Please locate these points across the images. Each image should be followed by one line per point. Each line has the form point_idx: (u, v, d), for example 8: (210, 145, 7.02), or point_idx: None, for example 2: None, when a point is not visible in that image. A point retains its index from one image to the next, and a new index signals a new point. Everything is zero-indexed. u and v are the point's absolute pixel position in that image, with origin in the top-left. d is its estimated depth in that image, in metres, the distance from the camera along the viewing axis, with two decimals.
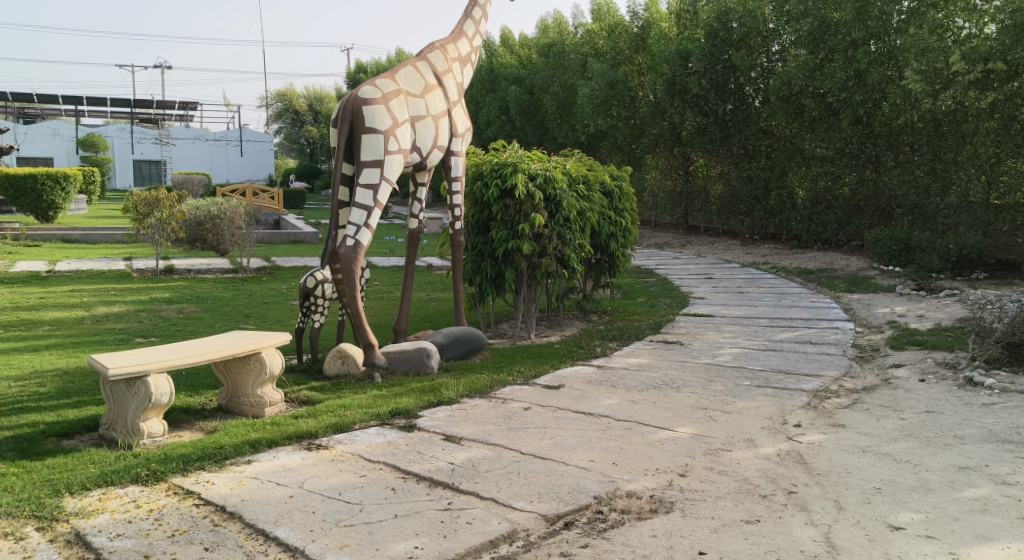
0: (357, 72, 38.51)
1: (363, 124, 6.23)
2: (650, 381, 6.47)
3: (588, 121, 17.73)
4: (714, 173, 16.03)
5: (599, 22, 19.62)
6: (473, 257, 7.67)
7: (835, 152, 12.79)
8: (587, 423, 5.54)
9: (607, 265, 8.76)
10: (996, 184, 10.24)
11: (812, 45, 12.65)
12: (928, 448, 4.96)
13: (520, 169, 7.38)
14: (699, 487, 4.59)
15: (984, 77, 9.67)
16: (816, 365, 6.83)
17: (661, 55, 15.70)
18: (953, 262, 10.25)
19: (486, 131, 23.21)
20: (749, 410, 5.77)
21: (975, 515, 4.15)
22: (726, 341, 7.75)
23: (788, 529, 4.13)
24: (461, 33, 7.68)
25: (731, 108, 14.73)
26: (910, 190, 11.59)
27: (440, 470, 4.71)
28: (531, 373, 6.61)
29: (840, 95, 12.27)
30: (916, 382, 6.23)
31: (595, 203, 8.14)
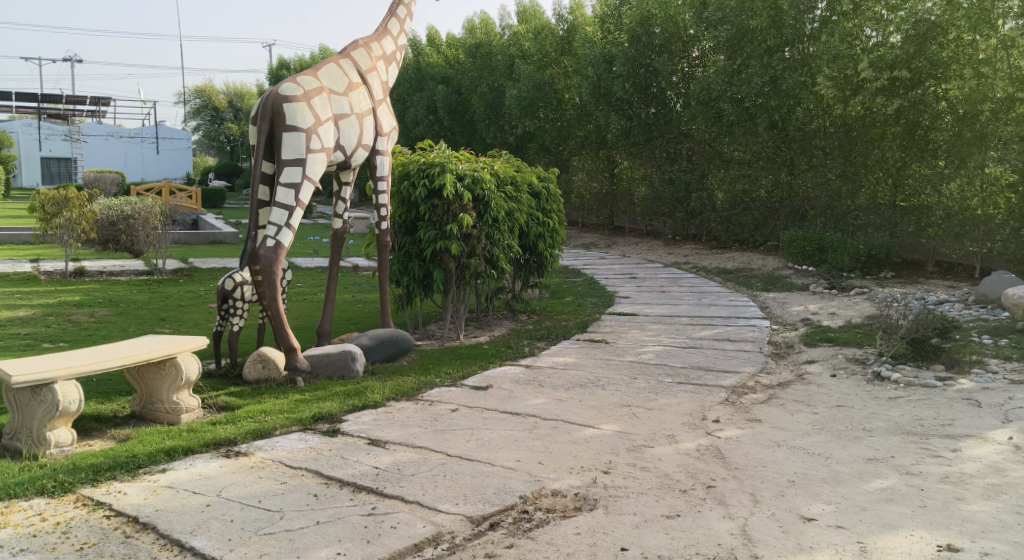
0: (278, 70, 37.82)
1: (284, 122, 6.14)
2: (576, 380, 6.54)
3: (516, 122, 17.86)
4: (637, 176, 16.18)
5: (526, 24, 19.70)
6: (400, 258, 7.59)
7: (752, 155, 13.03)
8: (514, 422, 5.57)
9: (536, 265, 8.78)
10: (903, 187, 10.75)
11: (731, 51, 13.03)
12: (839, 442, 5.14)
13: (448, 169, 7.35)
14: (622, 484, 4.66)
15: (890, 85, 10.38)
16: (734, 362, 7.01)
17: (586, 58, 15.95)
18: (863, 262, 10.53)
19: (413, 131, 23.04)
20: (671, 407, 5.89)
21: (881, 505, 4.32)
22: (650, 339, 7.88)
23: (707, 523, 4.23)
24: (385, 31, 7.63)
25: (654, 112, 15.02)
26: (823, 193, 11.97)
27: (364, 475, 4.68)
28: (458, 374, 6.62)
29: (758, 100, 12.61)
30: (828, 377, 6.46)
31: (523, 204, 8.13)
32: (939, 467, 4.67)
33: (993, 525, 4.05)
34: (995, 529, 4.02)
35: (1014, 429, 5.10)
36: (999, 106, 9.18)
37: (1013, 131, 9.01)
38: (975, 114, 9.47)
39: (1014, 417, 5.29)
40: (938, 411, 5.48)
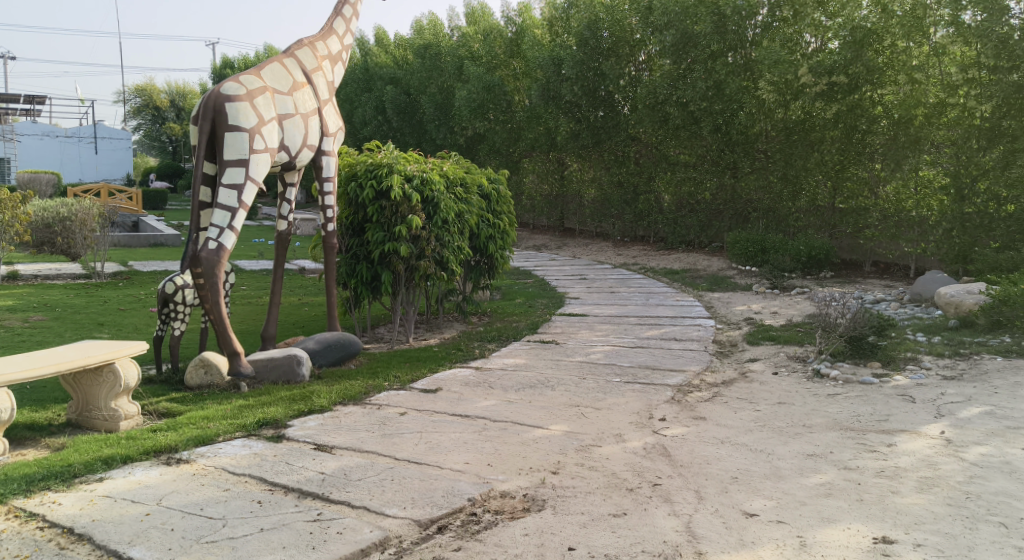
0: (222, 68, 37.27)
1: (226, 122, 6.06)
2: (526, 381, 6.57)
3: (466, 123, 17.88)
4: (587, 178, 16.31)
5: (474, 25, 19.72)
6: (347, 259, 7.50)
7: (697, 158, 13.22)
8: (463, 425, 5.58)
9: (486, 267, 8.80)
10: (841, 189, 11.05)
11: (675, 55, 13.00)
12: (781, 438, 5.24)
13: (396, 170, 7.28)
14: (570, 483, 4.70)
15: (828, 90, 10.66)
16: (680, 361, 7.10)
17: (535, 61, 16.06)
18: (804, 262, 10.79)
19: (360, 131, 22.87)
20: (619, 406, 5.95)
21: (820, 500, 4.41)
22: (598, 340, 7.95)
23: (652, 520, 4.29)
24: (330, 30, 7.58)
25: (603, 115, 15.07)
26: (766, 195, 12.12)
27: (310, 481, 4.65)
28: (407, 377, 6.59)
29: (701, 105, 12.65)
30: (770, 375, 6.58)
31: (473, 206, 8.11)
32: (875, 462, 4.79)
33: (925, 517, 4.17)
34: (928, 521, 4.14)
35: (946, 423, 5.25)
36: (931, 111, 9.74)
37: (947, 135, 9.50)
38: (908, 119, 9.99)
39: (946, 411, 5.45)
40: (875, 407, 5.63)
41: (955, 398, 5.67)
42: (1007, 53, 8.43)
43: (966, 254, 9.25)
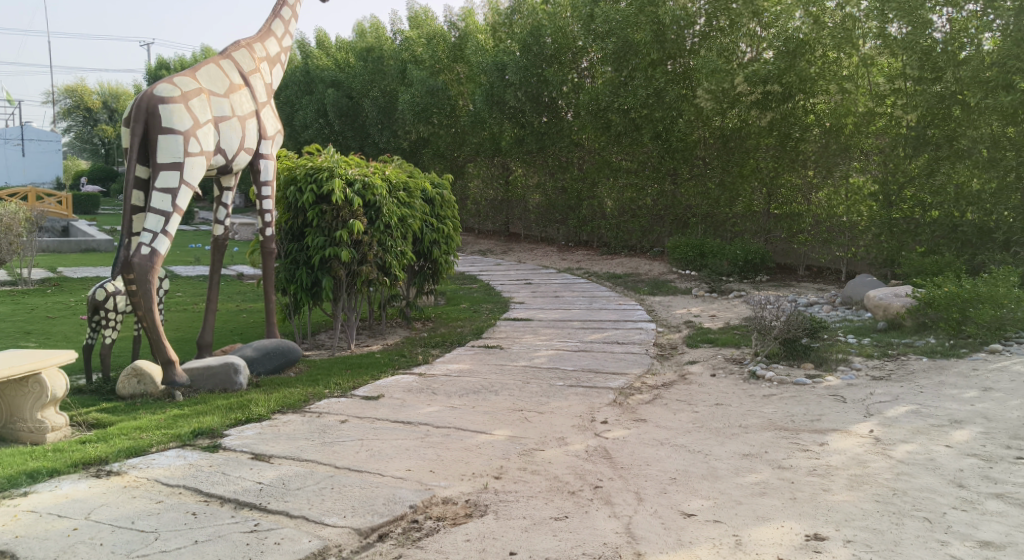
0: (157, 70, 36.57)
1: (159, 124, 5.95)
2: (469, 387, 6.56)
3: (410, 127, 17.81)
4: (531, 183, 16.09)
5: (417, 30, 19.67)
6: (286, 265, 7.40)
7: (638, 165, 13.29)
8: (405, 432, 5.54)
9: (430, 272, 8.78)
10: (776, 195, 11.28)
11: (616, 63, 13.15)
12: (718, 438, 5.33)
13: (337, 174, 7.17)
14: (512, 488, 4.71)
15: (763, 98, 11.00)
16: (622, 364, 7.17)
17: (478, 66, 16.06)
18: (740, 266, 10.96)
19: (301, 134, 22.56)
20: (561, 410, 5.98)
21: (755, 498, 4.50)
22: (542, 344, 7.98)
23: (593, 523, 4.32)
24: (269, 32, 7.48)
25: (546, 121, 15.10)
26: (703, 201, 12.25)
27: (247, 491, 4.58)
28: (348, 384, 6.53)
29: (642, 112, 12.80)
30: (708, 377, 6.68)
31: (416, 210, 8.03)
32: (808, 461, 4.90)
33: (855, 514, 4.27)
34: (857, 518, 4.24)
35: (875, 422, 5.39)
36: (862, 119, 9.97)
37: (875, 143, 9.91)
38: (840, 127, 10.28)
39: (875, 410, 5.60)
40: (808, 407, 5.75)
41: (883, 397, 5.84)
42: (931, 65, 8.95)
43: (893, 258, 9.75)
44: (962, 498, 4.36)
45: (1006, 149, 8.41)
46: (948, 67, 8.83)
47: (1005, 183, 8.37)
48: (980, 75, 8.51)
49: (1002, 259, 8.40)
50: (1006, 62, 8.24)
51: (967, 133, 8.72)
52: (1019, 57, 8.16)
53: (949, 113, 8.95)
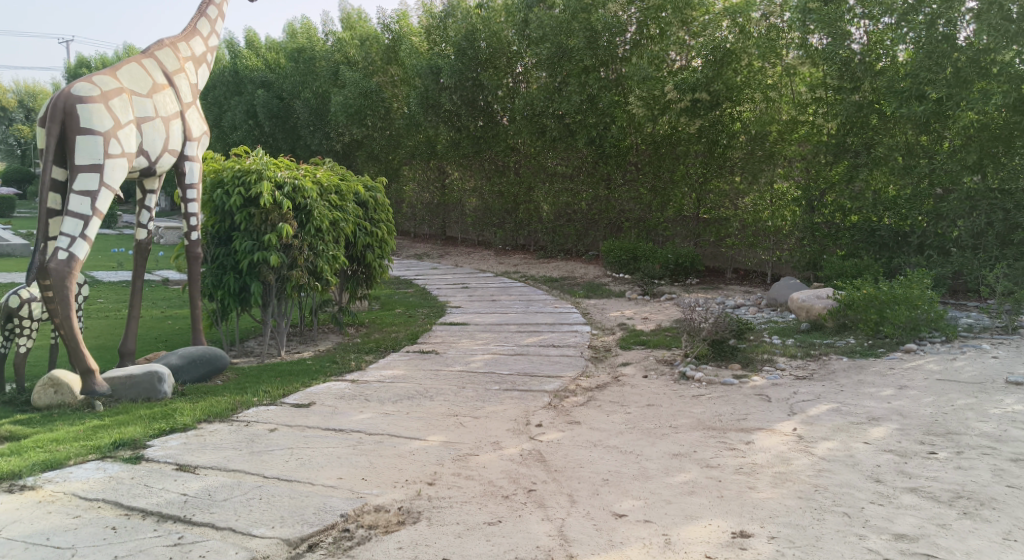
0: (76, 68, 35.54)
1: (77, 124, 5.77)
2: (402, 393, 6.51)
3: (343, 129, 17.67)
4: (467, 187, 16.10)
5: (350, 31, 19.50)
6: (213, 270, 7.21)
7: (574, 169, 13.45)
8: (337, 439, 5.47)
9: (364, 276, 8.67)
10: (704, 201, 11.51)
11: (551, 68, 13.15)
12: (649, 439, 5.39)
13: (266, 176, 7.02)
14: (446, 494, 4.69)
15: (692, 106, 11.03)
16: (557, 367, 7.20)
17: (412, 69, 15.92)
18: (671, 269, 11.17)
19: (230, 136, 22.11)
20: (496, 414, 5.97)
21: (684, 498, 4.55)
22: (478, 348, 7.96)
23: (526, 526, 4.33)
24: (194, 31, 7.31)
25: (482, 125, 15.10)
26: (636, 206, 12.48)
27: (171, 503, 4.47)
28: (278, 392, 6.42)
29: (576, 118, 12.89)
30: (640, 378, 6.76)
31: (349, 214, 7.91)
32: (735, 459, 4.98)
33: (778, 510, 4.36)
34: (781, 514, 4.33)
35: (799, 420, 5.52)
36: (784, 128, 10.40)
37: (798, 150, 10.27)
38: (764, 135, 10.54)
39: (799, 409, 5.73)
40: (735, 407, 5.86)
41: (806, 396, 5.97)
42: (850, 75, 9.30)
43: (815, 261, 10.18)
44: (878, 493, 4.48)
45: (920, 156, 9.03)
46: (866, 77, 9.23)
47: (919, 189, 9.03)
48: (895, 86, 8.89)
49: (917, 261, 9.00)
50: (917, 74, 8.61)
51: (882, 140, 9.30)
52: (930, 70, 8.52)
53: (867, 121, 9.36)
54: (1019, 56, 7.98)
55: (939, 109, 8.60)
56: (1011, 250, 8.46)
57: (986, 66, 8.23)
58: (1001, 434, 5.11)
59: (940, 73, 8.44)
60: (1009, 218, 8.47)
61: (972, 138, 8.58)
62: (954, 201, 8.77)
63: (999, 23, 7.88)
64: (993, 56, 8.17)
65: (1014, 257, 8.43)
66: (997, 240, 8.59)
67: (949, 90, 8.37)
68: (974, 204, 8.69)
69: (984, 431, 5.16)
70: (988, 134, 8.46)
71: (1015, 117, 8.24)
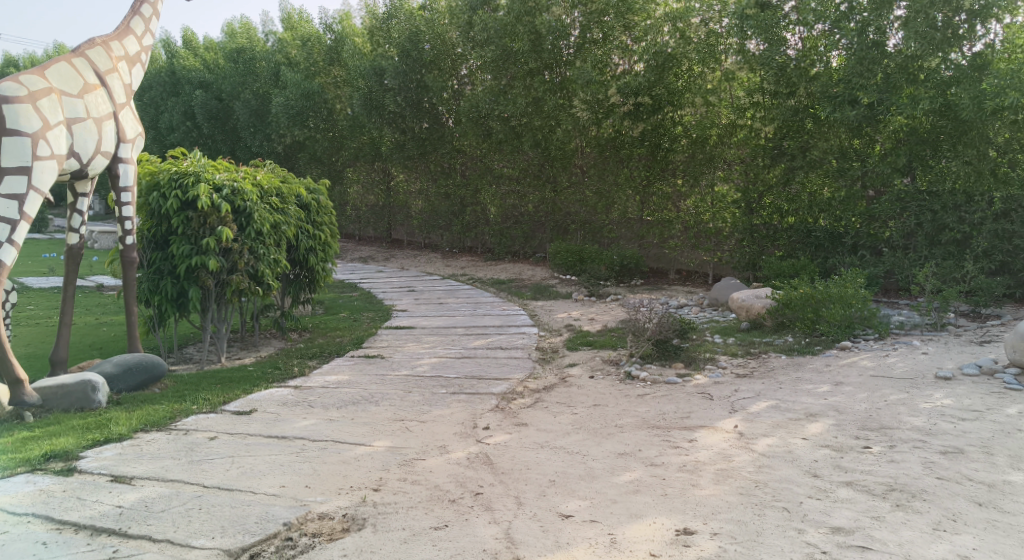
0: (7, 68, 34.61)
1: (4, 125, 5.59)
2: (347, 398, 6.43)
3: (284, 131, 17.41)
4: (413, 189, 16.04)
5: (292, 32, 19.31)
6: (150, 275, 7.04)
7: (520, 172, 13.33)
8: (279, 447, 5.38)
9: (307, 281, 8.52)
10: (648, 203, 11.63)
11: (496, 71, 13.14)
12: (595, 439, 5.40)
13: (203, 179, 6.88)
14: (392, 499, 4.63)
15: (635, 110, 11.20)
16: (504, 369, 7.19)
17: (355, 70, 15.76)
18: (617, 270, 11.24)
19: (167, 137, 21.60)
20: (443, 418, 5.93)
21: (630, 496, 4.57)
22: (424, 352, 7.91)
23: (473, 530, 4.30)
24: (127, 30, 7.13)
25: (427, 126, 15.05)
26: (582, 208, 12.54)
27: (106, 515, 4.37)
28: (219, 399, 6.29)
29: (522, 120, 12.89)
30: (587, 379, 6.77)
31: (290, 217, 7.79)
32: (678, 457, 5.02)
33: (721, 507, 4.40)
34: (723, 510, 4.37)
35: (740, 418, 5.58)
36: (724, 131, 10.45)
37: (737, 154, 10.41)
38: (705, 138, 10.62)
39: (739, 406, 5.80)
40: (679, 406, 5.91)
41: (746, 394, 6.05)
42: (785, 80, 9.51)
43: (754, 262, 10.36)
44: (817, 487, 4.55)
45: (853, 159, 9.29)
46: (801, 82, 9.44)
47: (852, 192, 9.28)
48: (829, 90, 9.11)
49: (850, 262, 9.24)
50: (850, 80, 8.84)
51: (817, 144, 9.53)
52: (862, 76, 8.75)
53: (802, 125, 9.57)
54: (945, 63, 8.36)
55: (870, 113, 8.83)
56: (938, 250, 8.77)
57: (913, 72, 8.53)
58: (931, 428, 5.23)
59: (871, 79, 8.69)
60: (937, 218, 8.77)
61: (901, 142, 8.89)
62: (885, 204, 8.99)
63: (926, 31, 8.23)
64: (920, 63, 8.50)
65: (941, 256, 8.74)
66: (926, 241, 8.91)
67: (881, 95, 8.65)
68: (904, 206, 8.96)
69: (915, 425, 5.28)
70: (917, 138, 8.72)
71: (941, 122, 8.51)
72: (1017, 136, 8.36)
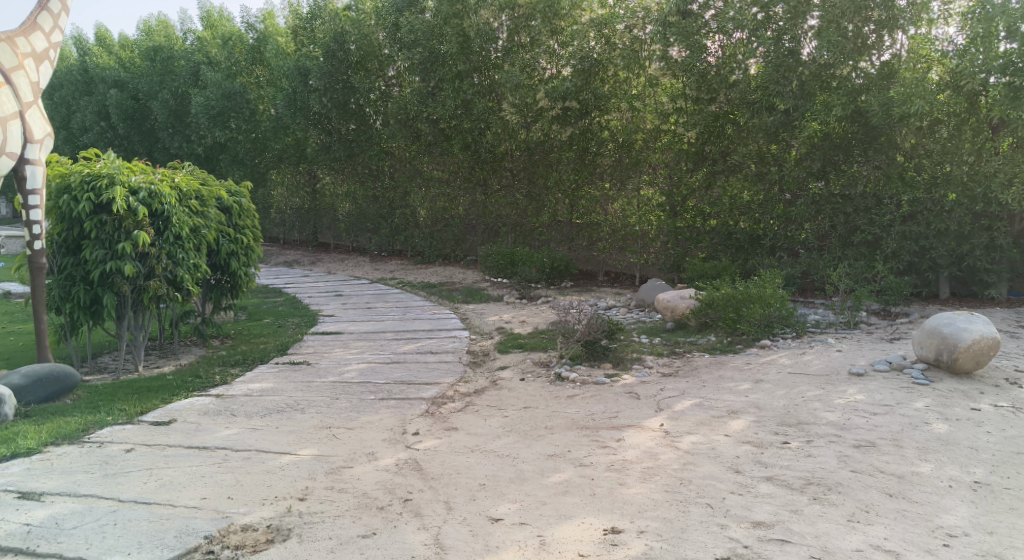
0: None
1: None
2: (272, 406, 6.27)
3: (204, 132, 16.95)
4: (340, 191, 15.86)
5: (211, 32, 18.84)
6: (62, 281, 6.75)
7: (450, 175, 13.28)
8: (201, 458, 5.20)
9: (229, 286, 8.34)
10: (577, 206, 11.67)
11: (424, 73, 13.01)
12: (525, 441, 5.36)
13: (119, 182, 6.59)
14: (318, 508, 4.52)
15: (563, 114, 11.24)
16: (434, 373, 7.10)
17: (279, 70, 15.48)
18: (547, 273, 11.22)
19: (80, 137, 20.83)
20: (371, 424, 5.83)
21: (559, 498, 4.55)
22: (353, 357, 7.78)
23: (402, 537, 4.23)
24: (35, 26, 6.85)
25: (354, 128, 14.89)
26: (512, 211, 12.49)
27: (13, 535, 4.19)
28: (136, 409, 6.07)
29: (451, 123, 12.81)
30: (517, 381, 6.74)
31: (211, 220, 7.57)
32: (606, 457, 5.02)
33: (647, 505, 4.41)
34: (650, 508, 4.38)
35: (666, 416, 5.62)
36: (648, 136, 10.64)
37: (661, 158, 10.54)
38: (630, 143, 10.79)
39: (665, 405, 5.84)
40: (607, 406, 5.92)
41: (672, 392, 6.10)
42: (707, 86, 9.71)
43: (679, 263, 10.52)
44: (739, 483, 4.59)
45: (771, 163, 9.46)
46: (721, 88, 9.63)
47: (770, 195, 9.44)
48: (747, 97, 9.38)
49: (768, 263, 9.41)
50: (767, 86, 9.04)
51: (738, 149, 9.69)
52: (778, 83, 8.97)
53: (722, 131, 9.89)
54: (855, 71, 8.71)
55: (786, 119, 9.11)
56: (851, 251, 9.00)
57: (826, 80, 8.84)
58: (845, 423, 5.34)
59: (787, 86, 8.94)
60: (849, 221, 8.99)
61: (817, 147, 8.99)
62: (800, 207, 9.24)
63: (838, 41, 8.55)
64: (833, 71, 8.79)
65: (853, 256, 8.96)
66: (839, 242, 9.11)
67: (796, 101, 8.92)
68: (819, 208, 9.16)
69: (832, 420, 5.39)
70: (830, 143, 8.94)
71: (852, 127, 8.78)
72: (922, 143, 8.55)
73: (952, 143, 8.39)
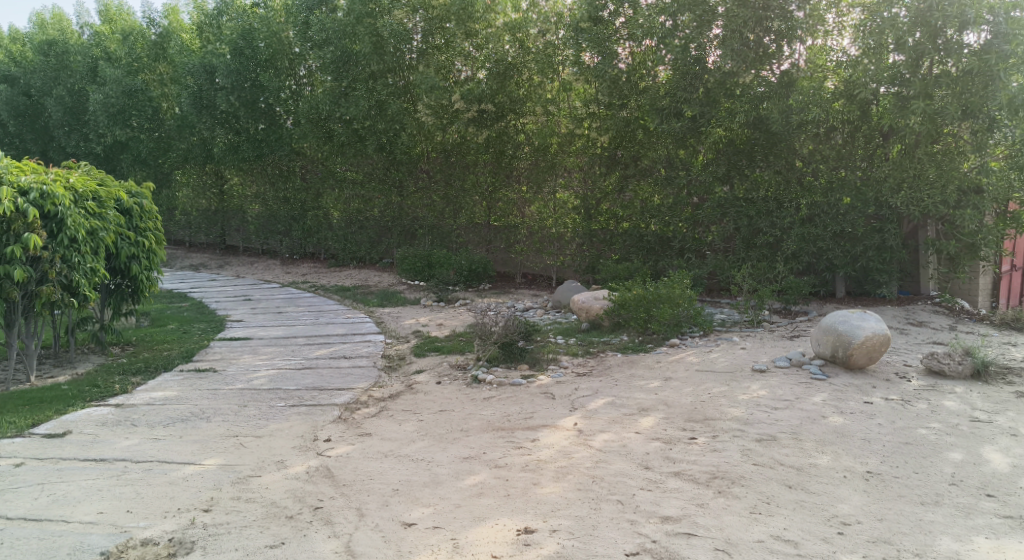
0: None
1: None
2: (176, 415, 6.05)
3: (104, 130, 16.33)
4: (249, 193, 15.52)
5: (110, 27, 18.18)
6: None
7: (364, 176, 13.12)
8: (98, 470, 4.98)
9: (129, 291, 8.03)
10: (494, 208, 11.62)
11: (336, 72, 12.76)
12: (439, 445, 5.30)
13: (6, 182, 6.25)
14: (224, 519, 4.37)
15: (478, 116, 11.16)
16: (348, 379, 6.97)
17: (183, 67, 14.98)
18: (466, 275, 11.13)
19: None
20: (281, 432, 5.67)
21: (473, 500, 4.50)
22: (263, 363, 7.58)
23: (311, 546, 4.12)
24: None
25: (263, 127, 14.52)
26: (429, 213, 12.40)
27: None
28: (26, 421, 5.78)
29: (364, 123, 12.56)
30: (433, 385, 6.66)
31: (109, 222, 7.26)
32: (520, 458, 4.99)
33: (559, 504, 4.40)
34: (562, 507, 4.37)
35: (580, 416, 5.63)
36: (563, 140, 10.67)
37: (576, 162, 10.61)
38: (545, 146, 10.78)
39: (578, 405, 5.85)
40: (522, 407, 5.89)
41: (585, 392, 6.11)
42: (618, 92, 9.92)
43: (594, 265, 10.61)
44: (648, 479, 4.63)
45: (680, 168, 9.63)
46: (632, 94, 9.89)
47: (678, 199, 9.61)
48: (657, 103, 9.43)
49: (676, 263, 9.57)
50: (675, 93, 9.19)
51: (647, 154, 10.01)
52: (686, 89, 9.12)
53: (634, 135, 10.06)
54: (757, 80, 8.85)
55: (693, 126, 9.27)
56: (754, 252, 9.16)
57: (730, 88, 8.97)
58: (750, 418, 5.45)
59: (694, 93, 9.09)
60: (751, 223, 9.16)
61: (720, 152, 9.31)
62: (706, 210, 9.42)
63: (740, 49, 8.72)
64: (737, 80, 8.91)
65: (755, 258, 9.12)
66: (743, 244, 9.29)
67: (702, 108, 9.11)
68: (724, 212, 9.32)
69: (738, 416, 5.49)
70: (734, 149, 9.21)
71: (754, 134, 9.03)
72: (819, 148, 8.85)
73: (847, 149, 8.77)
